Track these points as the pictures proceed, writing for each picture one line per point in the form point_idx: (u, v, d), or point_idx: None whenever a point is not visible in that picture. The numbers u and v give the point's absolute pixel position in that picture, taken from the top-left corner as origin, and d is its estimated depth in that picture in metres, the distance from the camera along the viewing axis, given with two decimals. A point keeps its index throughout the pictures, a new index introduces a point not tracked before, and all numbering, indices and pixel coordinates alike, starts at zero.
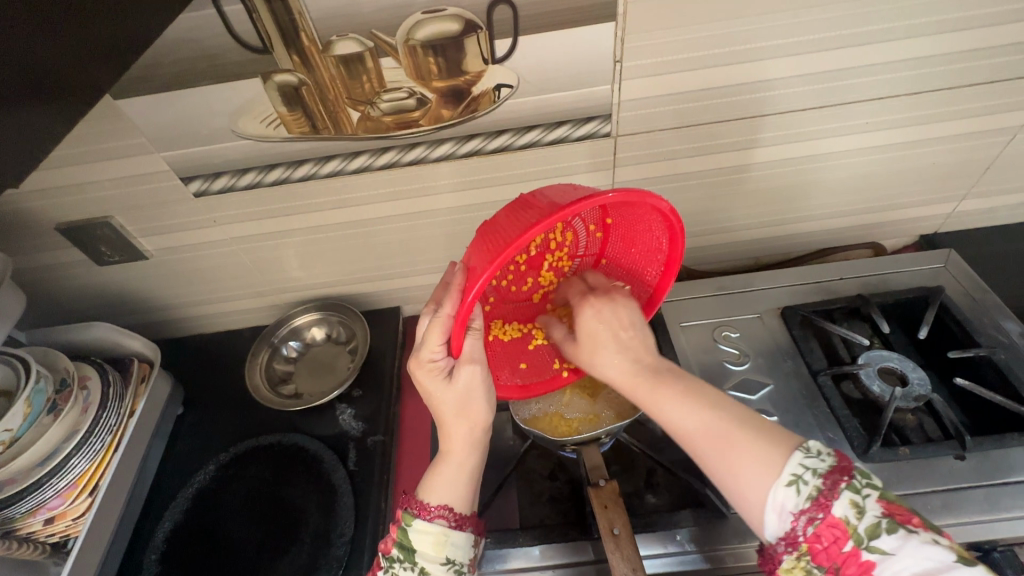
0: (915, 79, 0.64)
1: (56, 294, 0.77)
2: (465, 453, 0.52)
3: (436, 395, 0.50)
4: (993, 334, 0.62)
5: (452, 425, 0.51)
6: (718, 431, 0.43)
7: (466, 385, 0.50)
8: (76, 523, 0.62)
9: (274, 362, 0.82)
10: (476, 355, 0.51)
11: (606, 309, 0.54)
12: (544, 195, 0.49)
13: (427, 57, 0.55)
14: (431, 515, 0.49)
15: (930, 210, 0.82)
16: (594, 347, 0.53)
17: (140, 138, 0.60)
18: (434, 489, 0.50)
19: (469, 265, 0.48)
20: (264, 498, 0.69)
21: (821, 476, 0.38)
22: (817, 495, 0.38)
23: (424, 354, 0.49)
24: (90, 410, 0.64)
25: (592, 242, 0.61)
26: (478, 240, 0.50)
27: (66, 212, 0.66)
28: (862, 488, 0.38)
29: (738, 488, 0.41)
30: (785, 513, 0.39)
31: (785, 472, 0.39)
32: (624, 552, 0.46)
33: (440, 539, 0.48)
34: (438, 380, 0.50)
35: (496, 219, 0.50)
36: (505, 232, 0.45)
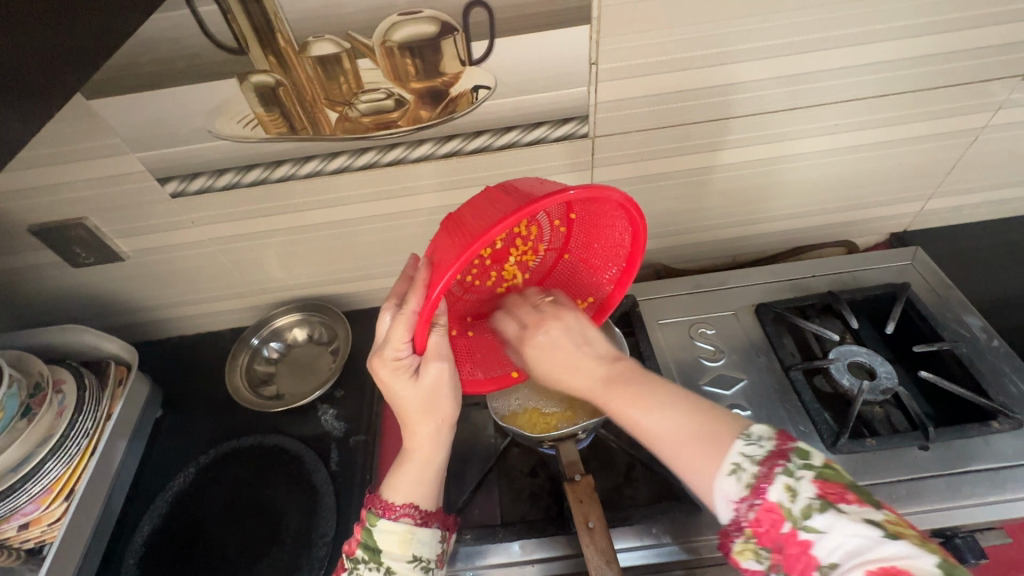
0: (882, 82, 0.66)
1: (29, 297, 0.76)
2: (431, 450, 0.52)
3: (400, 393, 0.50)
4: (957, 328, 0.64)
5: (417, 421, 0.51)
6: (676, 432, 0.44)
7: (433, 382, 0.50)
8: (52, 528, 0.61)
9: (255, 364, 0.82)
10: (443, 351, 0.51)
11: (558, 329, 0.53)
12: (513, 189, 0.49)
13: (404, 58, 0.55)
14: (396, 514, 0.49)
15: (900, 209, 0.85)
16: (557, 363, 0.52)
17: (114, 138, 0.59)
18: (400, 486, 0.51)
19: (435, 260, 0.48)
20: (245, 499, 0.68)
21: (758, 463, 0.40)
22: (754, 481, 0.39)
23: (387, 351, 0.49)
24: (65, 414, 0.64)
25: (555, 236, 0.62)
26: (444, 234, 0.50)
27: (38, 214, 0.65)
28: (797, 470, 0.38)
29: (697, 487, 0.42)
30: (728, 501, 0.40)
31: (726, 461, 0.41)
32: (600, 545, 0.47)
33: (406, 538, 0.48)
34: (404, 377, 0.49)
35: (463, 214, 0.50)
36: (475, 225, 0.45)
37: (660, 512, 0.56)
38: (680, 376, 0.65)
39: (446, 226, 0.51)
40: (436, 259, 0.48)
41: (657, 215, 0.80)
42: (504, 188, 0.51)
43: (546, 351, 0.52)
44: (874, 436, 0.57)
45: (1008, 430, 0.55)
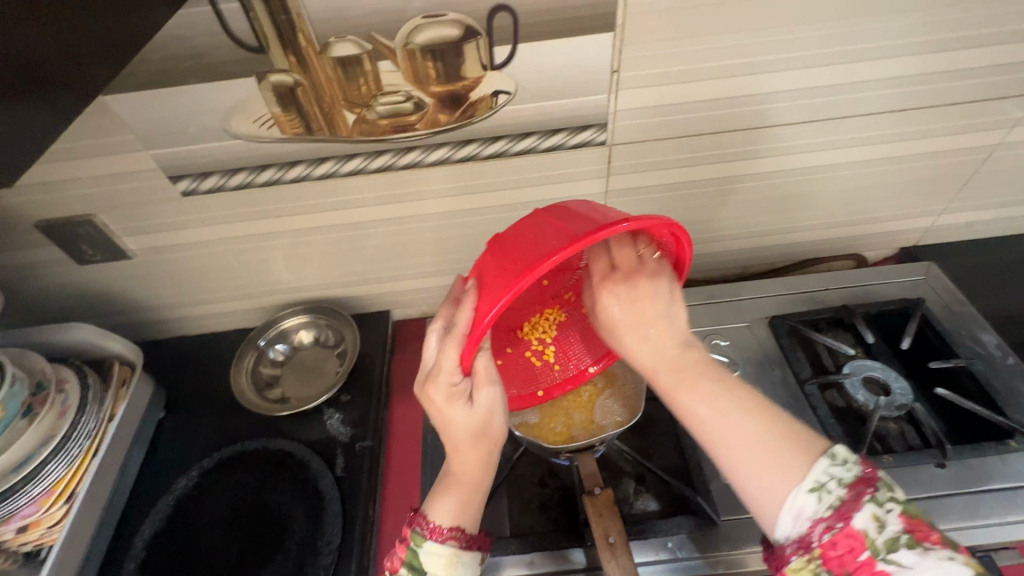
0: (899, 97, 0.66)
1: (34, 294, 0.74)
2: (477, 473, 0.51)
3: (451, 419, 0.48)
4: (971, 345, 0.64)
5: (468, 447, 0.50)
6: (730, 419, 0.43)
7: (484, 409, 0.49)
8: (52, 531, 0.60)
9: (260, 366, 0.80)
10: (493, 376, 0.49)
11: (642, 296, 0.50)
12: (559, 216, 0.48)
13: (425, 60, 0.55)
14: (444, 538, 0.48)
15: (909, 224, 0.85)
16: (631, 325, 0.50)
17: (127, 134, 0.58)
18: (444, 509, 0.50)
19: (484, 283, 0.46)
20: (250, 505, 0.67)
21: (845, 486, 0.39)
22: (838, 505, 0.38)
23: (440, 377, 0.47)
24: (68, 415, 0.62)
25: (584, 251, 0.58)
26: (493, 256, 0.48)
27: (46, 209, 0.64)
28: (885, 502, 0.38)
29: (753, 479, 0.41)
30: (803, 518, 0.39)
31: (809, 478, 0.39)
32: (620, 560, 0.46)
33: (452, 561, 0.48)
34: (459, 404, 0.48)
35: (506, 239, 0.49)
36: (525, 249, 0.45)
37: (676, 527, 0.56)
38: None
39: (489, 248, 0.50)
40: (484, 282, 0.46)
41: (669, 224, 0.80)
42: (548, 213, 0.49)
43: (614, 316, 0.50)
44: (889, 452, 0.57)
45: None
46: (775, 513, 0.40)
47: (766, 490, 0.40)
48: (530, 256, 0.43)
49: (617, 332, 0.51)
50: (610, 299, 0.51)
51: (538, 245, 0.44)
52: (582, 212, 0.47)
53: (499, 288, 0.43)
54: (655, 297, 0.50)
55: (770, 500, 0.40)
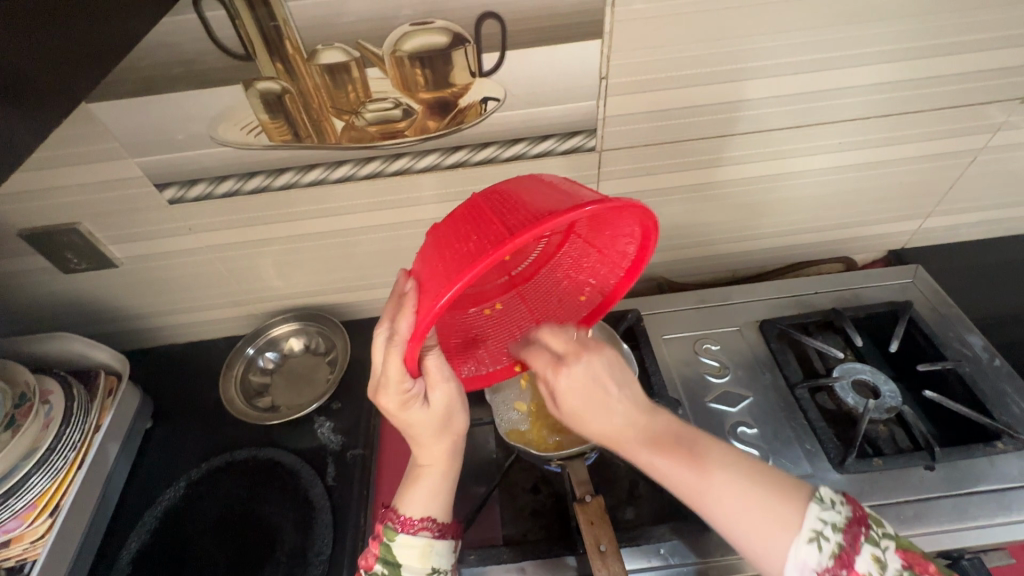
0: (884, 102, 0.67)
1: (18, 303, 0.73)
2: (447, 463, 0.52)
3: (410, 420, 0.48)
4: (959, 347, 0.65)
5: (429, 442, 0.50)
6: (726, 484, 0.44)
7: (442, 406, 0.49)
8: (34, 546, 0.58)
9: (249, 374, 0.80)
10: (446, 371, 0.48)
11: (596, 368, 0.49)
12: (515, 202, 0.43)
13: (413, 67, 0.54)
14: (415, 528, 0.48)
15: (897, 227, 0.86)
16: (590, 409, 0.48)
17: (111, 142, 0.58)
18: (412, 500, 0.50)
19: (425, 283, 0.43)
20: (239, 516, 0.66)
21: (841, 531, 0.40)
22: (839, 552, 0.40)
23: (391, 387, 0.46)
24: (52, 426, 0.62)
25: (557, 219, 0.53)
26: (434, 254, 0.44)
27: (30, 218, 0.63)
28: (880, 539, 0.40)
29: (750, 536, 0.42)
30: (808, 570, 0.40)
31: (805, 528, 0.41)
32: (611, 568, 0.46)
33: (425, 551, 0.48)
34: (414, 407, 0.47)
35: (449, 237, 0.44)
36: (465, 247, 0.41)
37: (668, 532, 0.55)
38: (685, 393, 0.64)
39: (432, 244, 0.46)
40: (423, 281, 0.43)
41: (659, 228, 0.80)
42: (497, 201, 0.45)
43: (574, 398, 0.48)
44: (879, 455, 0.57)
45: (1011, 451, 0.55)
46: (779, 566, 0.41)
47: (767, 543, 0.41)
48: (469, 252, 0.39)
49: (580, 414, 0.48)
50: (566, 382, 0.48)
51: (477, 242, 0.40)
52: (528, 199, 0.42)
53: (438, 288, 0.39)
54: (608, 372, 0.49)
55: (772, 554, 0.41)
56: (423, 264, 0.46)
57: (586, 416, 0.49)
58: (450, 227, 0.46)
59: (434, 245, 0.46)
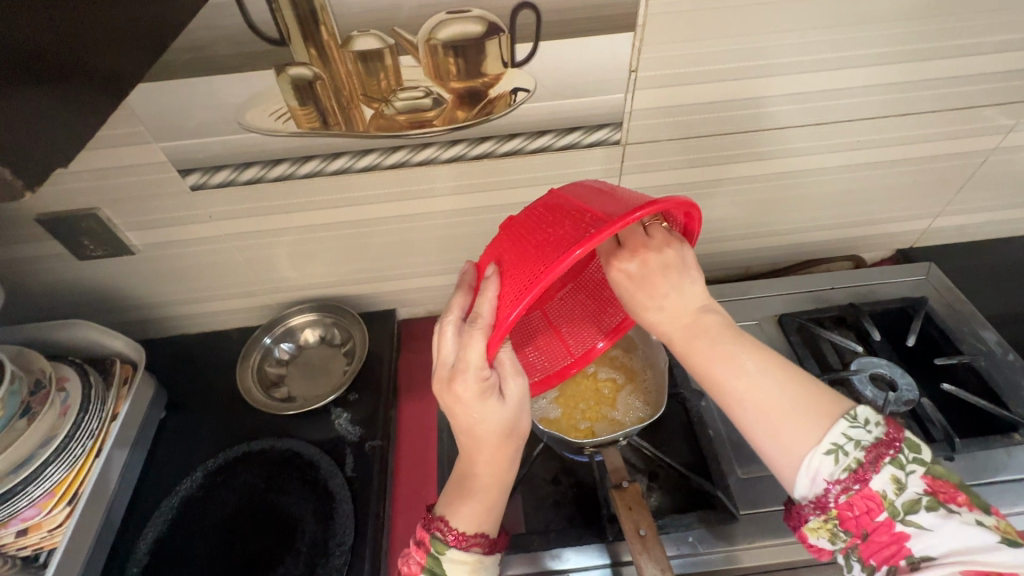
0: (903, 101, 0.68)
1: (31, 289, 0.72)
2: (504, 473, 0.51)
3: (482, 416, 0.46)
4: (973, 342, 0.66)
5: (495, 444, 0.49)
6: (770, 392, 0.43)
7: (516, 403, 0.48)
8: (53, 534, 0.58)
9: (265, 365, 0.79)
10: (518, 366, 0.49)
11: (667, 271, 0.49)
12: (584, 198, 0.47)
13: (447, 56, 0.54)
14: (467, 544, 0.48)
15: (906, 226, 0.88)
16: (638, 291, 0.49)
17: (137, 125, 0.57)
18: (466, 514, 0.49)
19: (507, 269, 0.46)
20: (257, 506, 0.66)
21: (864, 449, 0.40)
22: (856, 468, 0.39)
23: (469, 375, 0.45)
24: (69, 414, 0.61)
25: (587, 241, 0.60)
26: (510, 242, 0.48)
27: (48, 202, 0.62)
28: (907, 464, 0.40)
29: (768, 441, 0.42)
30: (819, 479, 0.40)
31: (826, 441, 0.40)
32: (652, 553, 0.45)
33: (474, 568, 0.49)
34: (491, 398, 0.46)
35: (526, 228, 0.48)
36: (558, 232, 0.44)
37: (695, 521, 0.55)
38: None
39: (508, 236, 0.49)
40: (507, 267, 0.46)
41: None
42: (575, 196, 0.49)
43: (625, 281, 0.50)
44: None
45: None
46: (792, 477, 0.42)
47: (780, 452, 0.42)
48: (564, 237, 0.42)
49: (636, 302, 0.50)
50: (618, 267, 0.50)
51: (572, 226, 0.43)
52: (610, 196, 0.47)
53: (531, 273, 0.42)
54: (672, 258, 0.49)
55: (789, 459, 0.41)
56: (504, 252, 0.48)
57: (643, 303, 0.49)
58: (529, 221, 0.49)
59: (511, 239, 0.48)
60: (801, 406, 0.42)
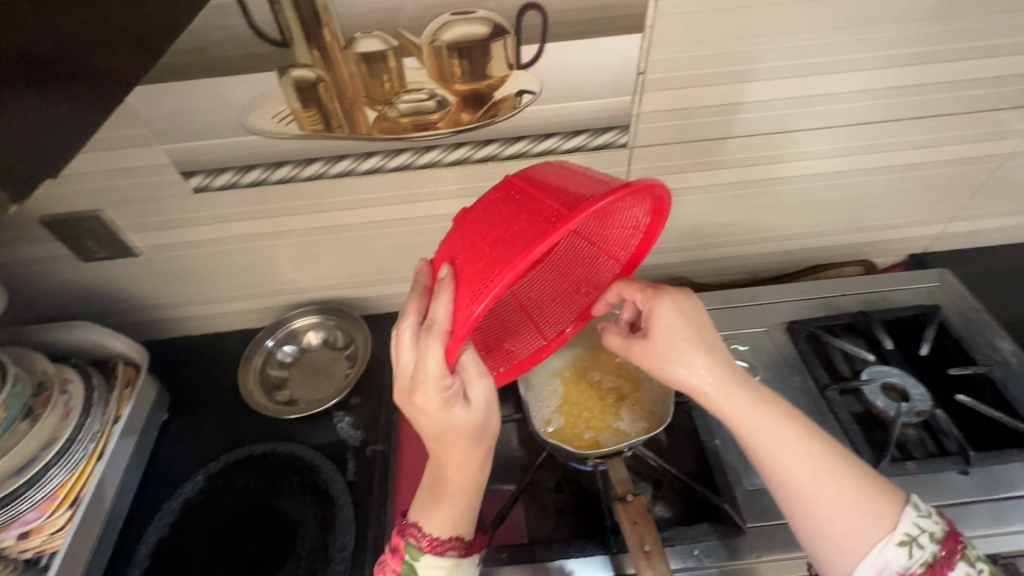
0: (919, 104, 0.67)
1: (35, 290, 0.72)
2: (475, 476, 0.50)
3: (446, 421, 0.46)
4: (988, 352, 0.64)
5: (461, 447, 0.48)
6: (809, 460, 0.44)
7: (481, 406, 0.47)
8: (54, 538, 0.57)
9: (268, 368, 0.79)
10: (482, 367, 0.48)
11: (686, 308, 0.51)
12: (543, 184, 0.44)
13: (451, 58, 0.54)
14: (442, 549, 0.48)
15: (919, 231, 0.86)
16: (677, 343, 0.49)
17: (139, 128, 0.56)
18: (439, 519, 0.49)
19: (461, 268, 0.43)
20: (259, 510, 0.65)
21: (937, 542, 0.43)
22: (931, 562, 0.42)
23: (430, 385, 0.44)
24: (71, 417, 0.60)
25: None
26: (462, 233, 0.45)
27: (51, 204, 0.62)
28: (972, 562, 0.43)
29: (834, 528, 0.43)
30: (890, 570, 0.42)
31: (900, 532, 0.43)
32: (657, 568, 0.45)
33: (452, 569, 0.49)
34: (453, 404, 0.45)
35: (481, 215, 0.45)
36: (509, 228, 0.41)
37: (701, 533, 0.54)
38: None
39: (460, 232, 0.46)
40: (460, 264, 0.43)
41: (683, 227, 0.80)
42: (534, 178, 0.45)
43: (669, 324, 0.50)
44: (911, 458, 0.57)
45: None
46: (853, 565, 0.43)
47: (844, 537, 0.43)
48: (518, 235, 0.39)
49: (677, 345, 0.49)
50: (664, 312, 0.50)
51: (529, 220, 0.40)
52: (566, 181, 0.43)
53: (482, 276, 0.39)
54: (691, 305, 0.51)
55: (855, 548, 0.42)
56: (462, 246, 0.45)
57: (683, 347, 0.49)
58: (486, 209, 0.45)
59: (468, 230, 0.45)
60: (865, 495, 0.44)
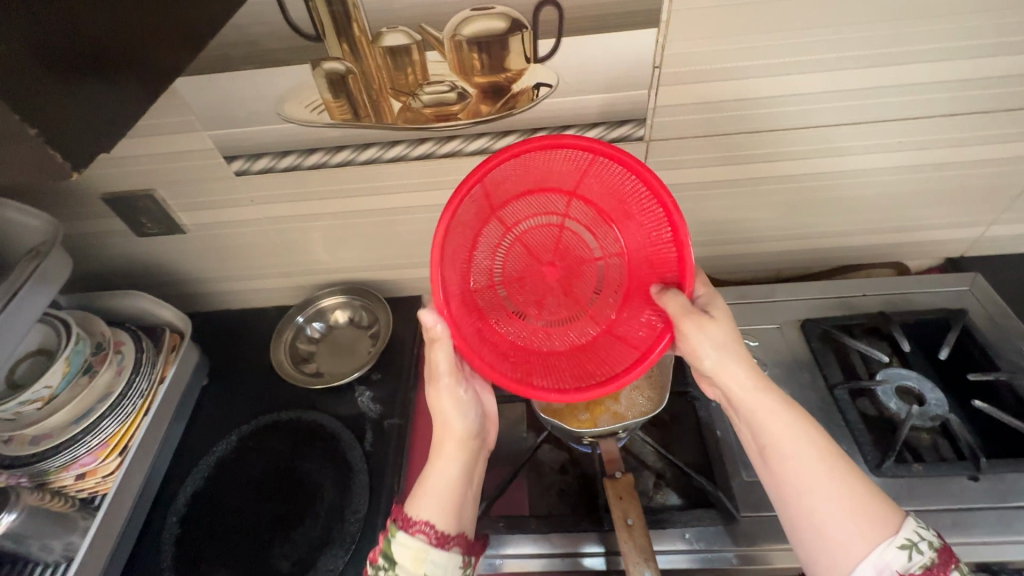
0: (953, 101, 0.64)
1: (97, 261, 0.80)
2: (452, 468, 0.54)
3: (435, 405, 0.57)
4: (1014, 359, 0.62)
5: (443, 440, 0.56)
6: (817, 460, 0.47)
7: (456, 405, 0.57)
8: (105, 481, 0.65)
9: (297, 342, 0.84)
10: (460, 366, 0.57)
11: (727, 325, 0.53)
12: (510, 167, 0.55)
13: (471, 52, 0.56)
14: (412, 529, 0.50)
15: (956, 234, 0.83)
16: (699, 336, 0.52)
17: (188, 115, 0.62)
18: (421, 501, 0.52)
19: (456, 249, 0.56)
20: (284, 471, 0.71)
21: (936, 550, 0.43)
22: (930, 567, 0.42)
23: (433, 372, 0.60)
24: (124, 374, 0.67)
25: (604, 239, 0.61)
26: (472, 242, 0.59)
27: (113, 183, 0.69)
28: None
29: (833, 526, 0.44)
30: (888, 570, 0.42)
31: (900, 535, 0.43)
32: (636, 543, 0.47)
33: (418, 557, 0.49)
34: (440, 388, 0.57)
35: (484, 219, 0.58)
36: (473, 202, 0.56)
37: (693, 519, 0.56)
38: None
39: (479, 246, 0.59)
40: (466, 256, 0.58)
41: (702, 223, 0.80)
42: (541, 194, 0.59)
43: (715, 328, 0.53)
44: (919, 462, 0.56)
45: None
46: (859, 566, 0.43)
47: (843, 537, 0.44)
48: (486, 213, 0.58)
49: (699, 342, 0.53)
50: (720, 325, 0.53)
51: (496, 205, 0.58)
52: (528, 161, 0.55)
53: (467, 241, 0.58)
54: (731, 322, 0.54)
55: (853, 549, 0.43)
56: (510, 264, 0.62)
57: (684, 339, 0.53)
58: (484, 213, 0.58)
59: (519, 253, 0.62)
60: (864, 498, 0.45)
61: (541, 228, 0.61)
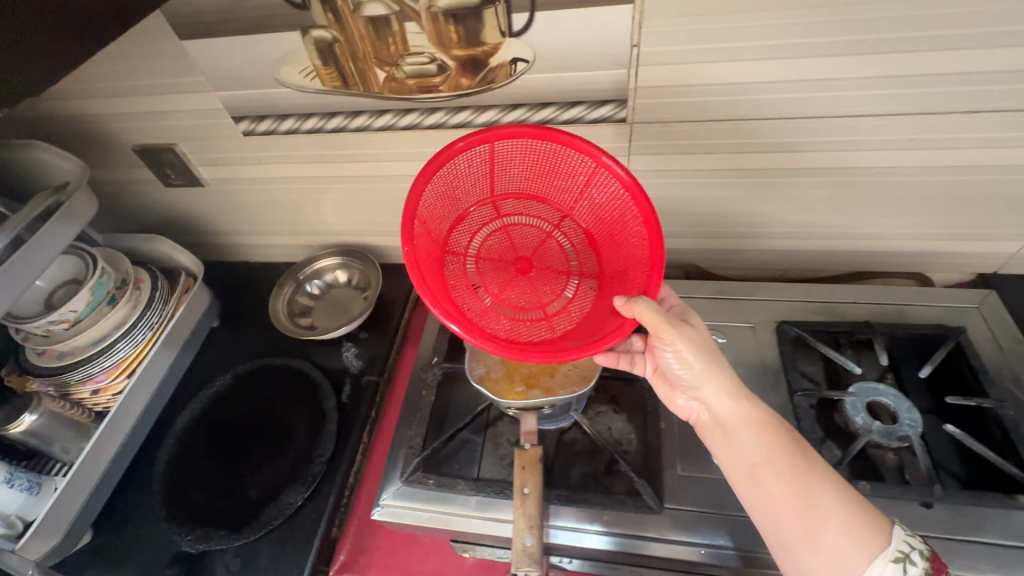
0: (988, 95, 0.57)
1: (134, 206, 0.89)
2: None
3: None
4: (1010, 387, 0.56)
5: None
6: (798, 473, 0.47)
7: None
8: (115, 398, 0.74)
9: (297, 296, 0.90)
10: None
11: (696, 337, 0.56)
12: (504, 163, 0.60)
13: (448, 23, 0.57)
14: None
15: (989, 247, 0.75)
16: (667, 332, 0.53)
17: (199, 76, 0.67)
18: None
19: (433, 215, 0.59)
20: (268, 411, 0.77)
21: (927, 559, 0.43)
22: None
23: None
24: (138, 307, 0.75)
25: (585, 260, 0.65)
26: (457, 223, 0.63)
27: (141, 135, 0.77)
28: None
29: (818, 534, 0.44)
30: None
31: (894, 547, 0.43)
32: (527, 510, 0.54)
33: None
34: None
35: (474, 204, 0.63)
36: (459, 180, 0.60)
37: (614, 503, 0.58)
38: None
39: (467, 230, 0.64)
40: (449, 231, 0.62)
41: (697, 212, 0.77)
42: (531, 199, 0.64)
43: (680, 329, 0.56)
44: (872, 481, 0.53)
45: None
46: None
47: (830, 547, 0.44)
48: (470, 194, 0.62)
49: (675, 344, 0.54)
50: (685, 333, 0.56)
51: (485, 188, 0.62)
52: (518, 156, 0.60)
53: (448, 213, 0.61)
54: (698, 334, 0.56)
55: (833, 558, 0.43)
56: (489, 245, 0.66)
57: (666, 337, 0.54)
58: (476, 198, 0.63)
59: (498, 241, 0.66)
60: (847, 504, 0.45)
61: (528, 228, 0.66)
